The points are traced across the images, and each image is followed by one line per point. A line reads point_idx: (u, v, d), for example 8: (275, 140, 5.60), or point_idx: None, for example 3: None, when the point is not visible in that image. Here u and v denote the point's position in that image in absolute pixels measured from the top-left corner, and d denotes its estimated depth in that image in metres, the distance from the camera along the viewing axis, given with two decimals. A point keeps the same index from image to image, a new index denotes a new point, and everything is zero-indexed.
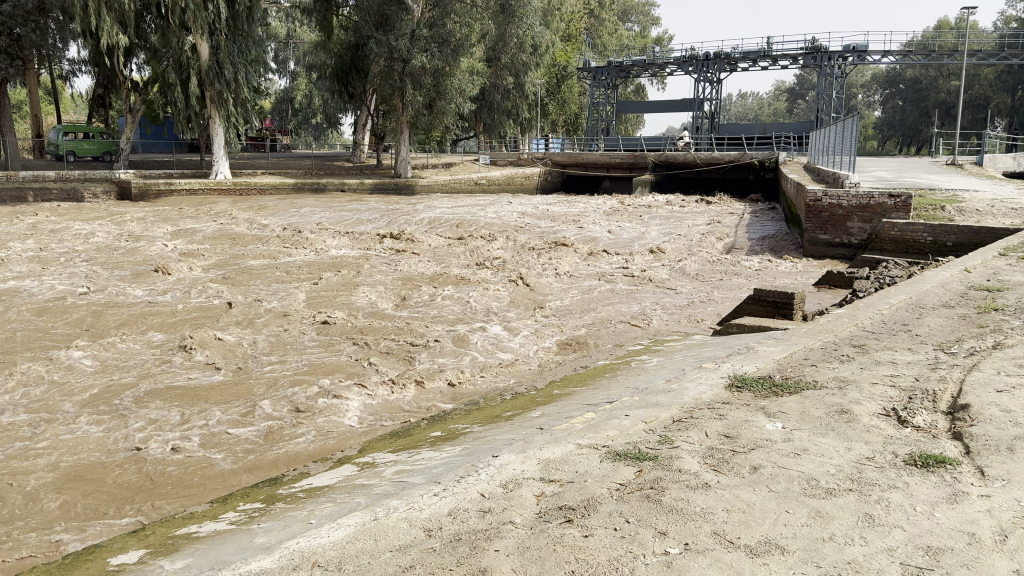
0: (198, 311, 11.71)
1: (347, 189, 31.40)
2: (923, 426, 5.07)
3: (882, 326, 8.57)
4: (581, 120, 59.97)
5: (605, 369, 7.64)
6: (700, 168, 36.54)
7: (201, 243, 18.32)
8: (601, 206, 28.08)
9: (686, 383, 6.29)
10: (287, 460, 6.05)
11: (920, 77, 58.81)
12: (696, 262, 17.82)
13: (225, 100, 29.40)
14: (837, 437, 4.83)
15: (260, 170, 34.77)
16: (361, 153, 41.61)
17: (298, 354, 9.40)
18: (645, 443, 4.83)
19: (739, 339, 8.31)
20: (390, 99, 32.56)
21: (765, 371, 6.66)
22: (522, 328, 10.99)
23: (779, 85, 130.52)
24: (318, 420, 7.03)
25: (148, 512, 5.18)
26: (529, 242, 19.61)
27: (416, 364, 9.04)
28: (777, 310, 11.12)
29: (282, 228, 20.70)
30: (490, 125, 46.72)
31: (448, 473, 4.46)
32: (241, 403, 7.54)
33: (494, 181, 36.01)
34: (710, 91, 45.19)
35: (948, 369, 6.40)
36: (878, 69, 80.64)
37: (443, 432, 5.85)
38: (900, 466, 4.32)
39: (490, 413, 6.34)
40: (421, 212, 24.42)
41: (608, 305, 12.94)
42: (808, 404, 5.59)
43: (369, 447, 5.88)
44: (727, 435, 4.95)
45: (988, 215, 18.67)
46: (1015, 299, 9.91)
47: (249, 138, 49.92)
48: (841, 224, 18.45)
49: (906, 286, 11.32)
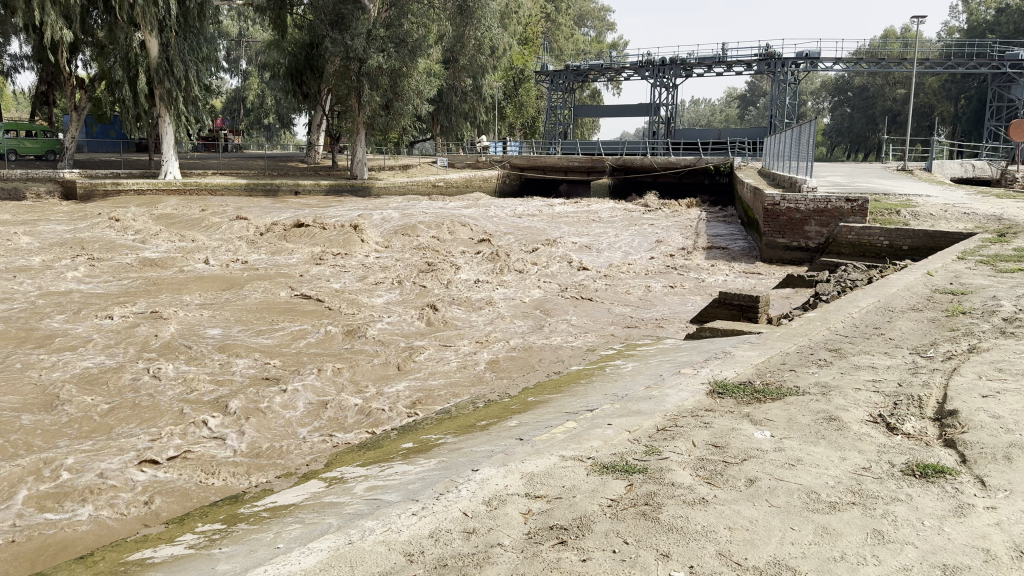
0: (148, 317, 11.20)
1: (301, 191, 30.77)
2: (914, 433, 4.93)
3: (854, 329, 8.50)
4: (538, 123, 59.69)
5: (579, 375, 7.37)
6: (657, 172, 36.65)
7: (150, 246, 17.69)
8: (560, 210, 27.88)
9: (667, 390, 6.06)
10: (248, 475, 5.65)
11: (868, 85, 59.96)
12: (658, 265, 17.71)
13: (175, 99, 28.52)
14: (830, 446, 4.65)
15: (211, 170, 33.93)
16: (316, 154, 40.88)
17: (256, 361, 8.97)
18: (632, 454, 4.59)
19: (713, 344, 8.12)
20: (346, 98, 32.14)
21: (744, 376, 6.48)
22: (488, 333, 10.70)
23: (732, 92, 132.16)
24: (279, 431, 6.63)
25: (93, 536, 4.75)
26: (491, 245, 19.34)
27: (379, 370, 8.70)
28: (742, 313, 11.03)
29: (236, 231, 20.11)
30: (448, 127, 46.24)
31: (426, 490, 4.17)
32: (197, 414, 7.11)
33: (452, 184, 35.67)
34: (666, 96, 45.36)
35: (929, 374, 6.29)
36: (827, 76, 82.32)
37: (415, 442, 5.53)
38: (897, 477, 4.16)
39: (464, 422, 6.02)
40: (379, 214, 23.98)
41: (572, 309, 12.69)
42: (794, 411, 5.42)
43: (335, 460, 5.52)
44: (716, 445, 4.74)
45: (943, 219, 18.93)
46: (980, 302, 9.94)
47: (201, 138, 48.84)
48: (799, 228, 18.52)
49: (873, 289, 11.33)
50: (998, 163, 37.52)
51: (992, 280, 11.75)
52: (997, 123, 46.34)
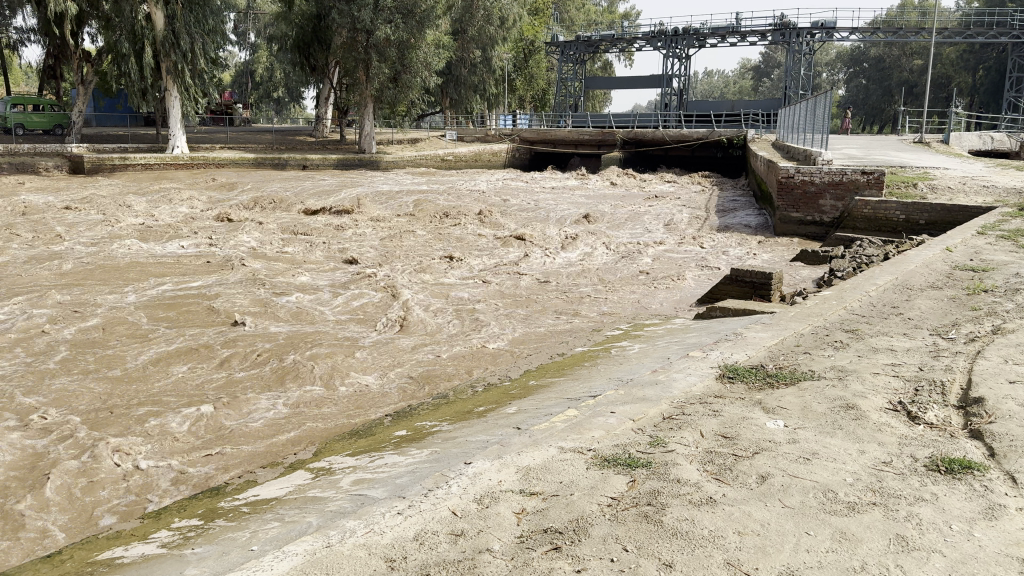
0: (149, 294, 10.98)
1: (309, 164, 30.53)
2: (937, 423, 4.64)
3: (871, 308, 8.17)
4: (549, 95, 58.97)
5: (583, 358, 7.07)
6: (669, 145, 36.11)
7: (155, 221, 17.53)
8: (570, 184, 27.48)
9: (674, 374, 5.76)
10: (234, 463, 5.41)
11: (883, 56, 58.70)
12: (668, 241, 17.38)
13: (182, 72, 28.17)
14: (847, 437, 4.35)
15: (218, 144, 33.67)
16: (324, 127, 40.51)
17: (255, 341, 8.73)
18: (635, 446, 4.32)
19: (723, 324, 7.79)
20: (354, 71, 31.64)
21: (756, 360, 6.16)
22: (494, 310, 10.48)
23: (744, 62, 129.95)
24: (267, 416, 6.38)
25: (64, 532, 4.53)
26: (500, 221, 19.04)
27: (379, 351, 8.44)
28: (754, 291, 10.76)
29: (240, 206, 19.88)
30: (457, 100, 45.46)
31: (414, 485, 3.91)
32: (186, 397, 6.88)
33: (461, 158, 35.23)
34: (679, 67, 44.50)
35: (952, 358, 5.96)
36: (842, 48, 80.93)
37: (409, 430, 5.27)
38: (922, 473, 3.86)
39: (460, 408, 5.75)
40: (386, 188, 23.71)
41: (579, 287, 12.42)
42: (808, 399, 5.12)
43: (325, 448, 5.25)
44: (726, 436, 4.46)
45: (962, 193, 18.43)
46: (1003, 280, 9.54)
47: (209, 112, 48.49)
48: (814, 202, 18.09)
49: (890, 265, 10.96)
50: (1017, 136, 36.69)
51: (1014, 257, 11.36)
52: (1017, 94, 45.28)
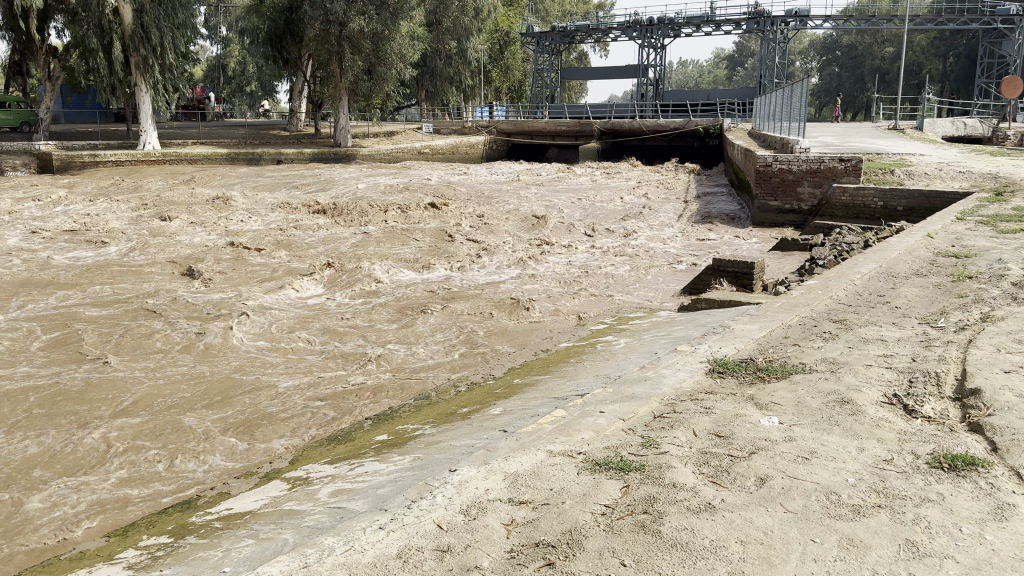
0: (120, 295, 10.67)
1: (284, 159, 30.15)
2: (934, 417, 4.51)
3: (857, 297, 8.06)
4: (525, 87, 58.67)
5: (569, 354, 6.88)
6: (646, 135, 36.04)
7: (127, 219, 17.13)
8: (549, 176, 27.29)
9: (663, 370, 5.58)
10: (208, 472, 5.18)
11: (856, 44, 58.99)
12: (649, 231, 17.26)
13: (151, 67, 27.61)
14: (845, 434, 4.21)
15: (191, 140, 33.12)
16: (298, 121, 40.01)
17: (230, 342, 8.47)
18: (626, 448, 4.15)
19: (709, 316, 7.64)
20: (327, 63, 31.18)
21: (745, 354, 6.01)
22: (474, 305, 10.28)
23: (719, 51, 130.14)
24: (241, 420, 6.15)
25: (23, 550, 4.28)
26: (478, 214, 18.82)
27: (357, 349, 8.22)
28: (736, 280, 10.64)
29: (214, 202, 19.54)
30: (432, 92, 44.87)
31: (396, 496, 3.70)
32: (157, 401, 6.63)
33: (438, 151, 34.61)
34: (655, 57, 44.34)
35: (944, 347, 5.85)
36: (815, 36, 81.27)
37: (390, 434, 5.06)
38: (924, 470, 3.73)
39: (443, 410, 5.55)
40: (363, 183, 23.39)
41: (560, 279, 12.24)
42: (801, 393, 4.97)
43: (303, 455, 5.02)
44: (719, 435, 4.30)
45: (938, 179, 18.48)
46: (986, 266, 9.48)
47: (180, 107, 47.74)
48: (792, 190, 17.98)
49: (872, 253, 10.87)
50: (990, 121, 36.98)
51: (995, 242, 11.33)
52: (988, 80, 45.65)
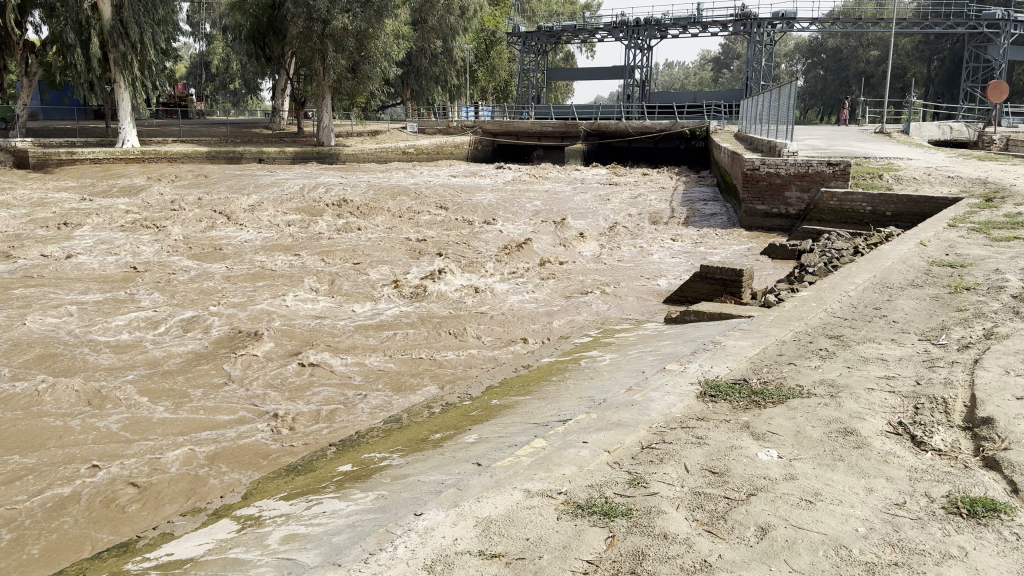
0: (85, 305, 10.12)
1: (266, 158, 29.57)
2: (946, 449, 4.16)
3: (852, 310, 7.73)
4: (511, 87, 58.26)
5: (550, 372, 6.48)
6: (632, 137, 35.76)
7: (99, 220, 16.54)
8: (535, 178, 26.90)
9: (652, 393, 5.17)
10: (154, 513, 4.74)
11: (841, 46, 58.96)
12: (637, 236, 16.91)
13: (130, 63, 26.89)
14: (850, 471, 3.84)
15: (171, 138, 32.56)
16: (281, 119, 39.40)
17: (197, 356, 8.03)
18: (612, 487, 3.77)
19: (699, 330, 7.26)
20: (310, 61, 30.66)
21: (739, 374, 5.64)
22: (454, 315, 9.88)
23: (704, 53, 130.18)
24: (201, 446, 5.73)
25: None
26: (462, 217, 18.37)
27: (329, 361, 7.80)
28: (725, 288, 10.35)
29: (192, 202, 19.00)
30: (418, 92, 44.35)
31: (355, 545, 3.31)
32: (110, 426, 6.18)
33: (423, 151, 34.07)
34: (641, 58, 44.02)
35: (949, 368, 5.49)
36: (801, 38, 81.31)
37: (354, 465, 4.65)
38: (940, 517, 3.37)
39: (415, 435, 5.14)
40: (345, 183, 22.87)
41: (544, 287, 11.85)
42: (801, 421, 4.60)
43: (261, 486, 4.62)
44: (714, 471, 3.93)
45: (927, 183, 18.25)
46: (983, 277, 9.19)
47: (162, 104, 47.00)
48: (779, 194, 17.69)
49: (866, 261, 10.55)
50: (974, 125, 36.94)
51: (989, 250, 11.07)
52: (973, 84, 45.68)
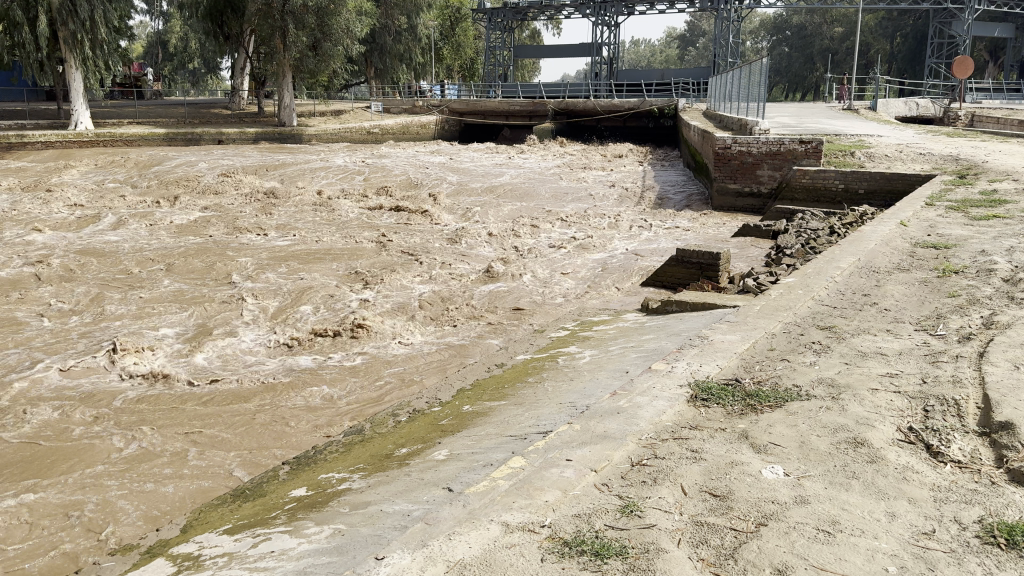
0: (27, 304, 9.43)
1: (226, 139, 28.62)
2: (966, 461, 3.77)
3: (841, 297, 7.36)
4: (478, 64, 57.33)
5: (526, 372, 6.00)
6: (599, 115, 35.29)
7: (46, 209, 15.69)
8: (503, 158, 26.33)
9: (638, 399, 4.71)
10: (78, 544, 4.18)
11: (806, 23, 58.81)
12: (609, 218, 16.47)
13: (80, 42, 25.68)
14: (867, 493, 3.44)
15: (126, 119, 31.38)
16: (241, 99, 38.25)
17: (144, 357, 7.46)
18: (603, 517, 3.31)
19: (684, 323, 6.82)
20: (269, 40, 29.49)
21: (730, 374, 5.20)
22: (420, 306, 9.35)
23: (670, 31, 129.65)
24: (143, 463, 5.19)
25: None
26: (428, 199, 17.78)
27: (290, 365, 7.23)
28: (701, 273, 9.99)
29: (147, 187, 18.17)
30: (382, 70, 43.27)
31: None
32: (42, 439, 5.63)
33: (389, 131, 33.32)
34: (609, 35, 43.38)
35: (954, 364, 5.10)
36: (766, 15, 81.18)
37: (308, 490, 4.14)
38: (978, 550, 2.95)
39: (378, 450, 4.63)
40: (307, 165, 22.10)
41: (513, 273, 11.33)
42: (803, 430, 4.18)
43: (205, 517, 4.11)
44: (713, 493, 3.50)
45: (899, 161, 17.98)
46: (969, 259, 8.87)
47: (117, 84, 45.44)
48: (751, 172, 17.31)
49: (846, 243, 10.20)
50: (939, 101, 36.98)
51: (971, 230, 10.77)
52: (937, 59, 45.75)
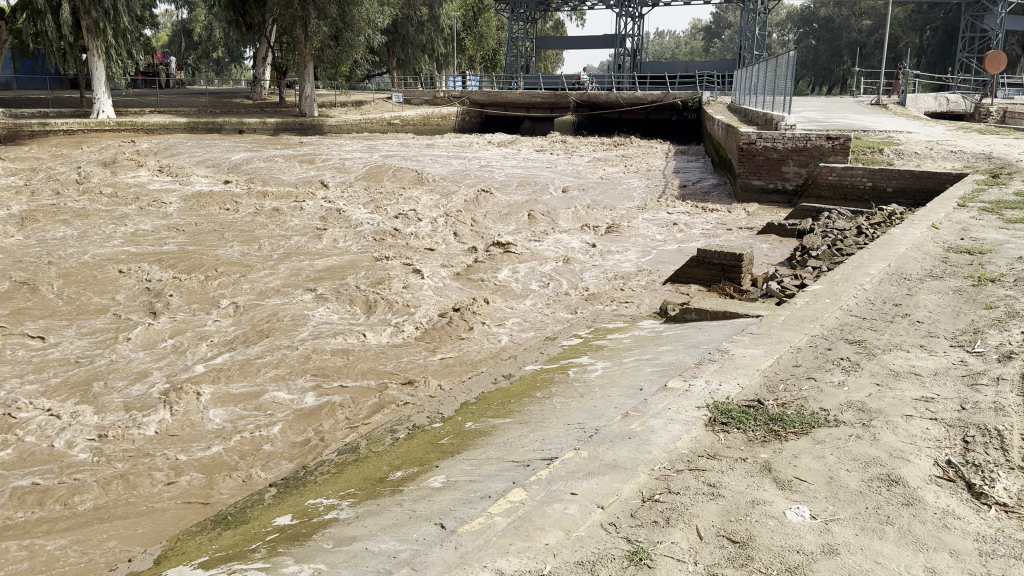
0: (37, 299, 9.24)
1: (246, 129, 28.42)
2: (1014, 505, 3.39)
3: (870, 307, 6.98)
4: (499, 56, 56.92)
5: (535, 385, 5.67)
6: (622, 108, 34.78)
7: (61, 197, 15.54)
8: (524, 152, 25.97)
9: (653, 422, 4.37)
10: None
11: (833, 16, 57.76)
12: (628, 215, 16.08)
13: (103, 30, 25.51)
14: (905, 547, 3.07)
15: (148, 108, 31.35)
16: (263, 89, 38.09)
17: (146, 361, 7.24)
18: (609, 566, 2.99)
19: (703, 333, 6.49)
20: (291, 29, 29.17)
21: (752, 394, 4.84)
22: (431, 308, 9.06)
23: (695, 23, 127.97)
24: (129, 487, 4.94)
25: None
26: (445, 193, 17.46)
27: (291, 372, 6.97)
28: (723, 274, 9.63)
29: (164, 175, 17.97)
30: (404, 61, 42.89)
31: None
32: (31, 455, 5.43)
33: (409, 122, 33.00)
34: (632, 27, 42.73)
35: (995, 388, 4.71)
36: (793, 8, 79.89)
37: (292, 522, 3.85)
38: None
39: (371, 475, 4.34)
40: (325, 157, 21.83)
41: (528, 273, 11.01)
42: (831, 463, 3.84)
43: (185, 551, 3.85)
44: (731, 538, 3.18)
45: (929, 159, 17.42)
46: (1006, 266, 8.43)
47: (140, 73, 45.40)
48: (776, 169, 16.80)
49: (876, 247, 9.76)
50: (970, 97, 36.05)
51: (1007, 235, 10.29)
52: (968, 54, 44.68)
